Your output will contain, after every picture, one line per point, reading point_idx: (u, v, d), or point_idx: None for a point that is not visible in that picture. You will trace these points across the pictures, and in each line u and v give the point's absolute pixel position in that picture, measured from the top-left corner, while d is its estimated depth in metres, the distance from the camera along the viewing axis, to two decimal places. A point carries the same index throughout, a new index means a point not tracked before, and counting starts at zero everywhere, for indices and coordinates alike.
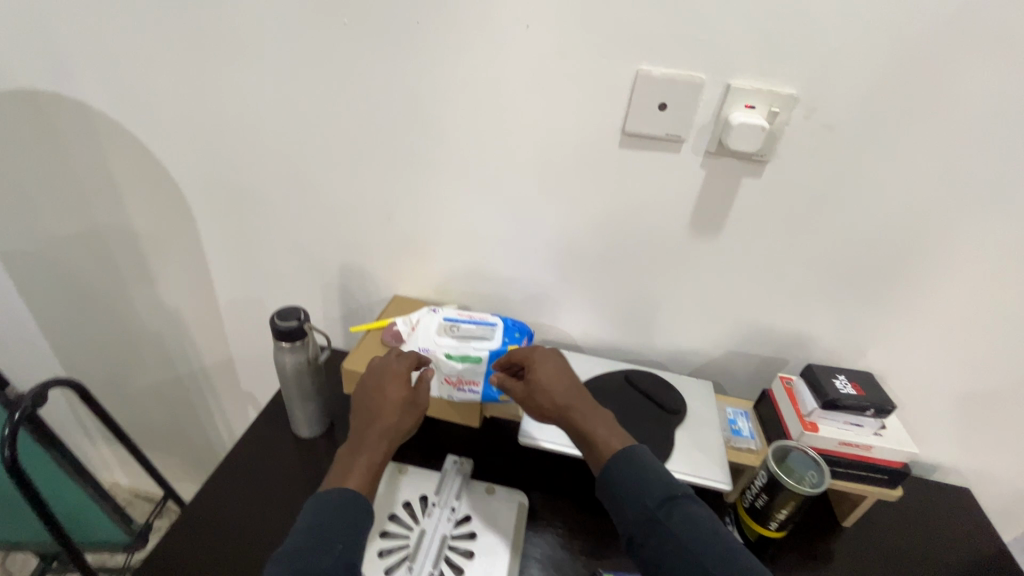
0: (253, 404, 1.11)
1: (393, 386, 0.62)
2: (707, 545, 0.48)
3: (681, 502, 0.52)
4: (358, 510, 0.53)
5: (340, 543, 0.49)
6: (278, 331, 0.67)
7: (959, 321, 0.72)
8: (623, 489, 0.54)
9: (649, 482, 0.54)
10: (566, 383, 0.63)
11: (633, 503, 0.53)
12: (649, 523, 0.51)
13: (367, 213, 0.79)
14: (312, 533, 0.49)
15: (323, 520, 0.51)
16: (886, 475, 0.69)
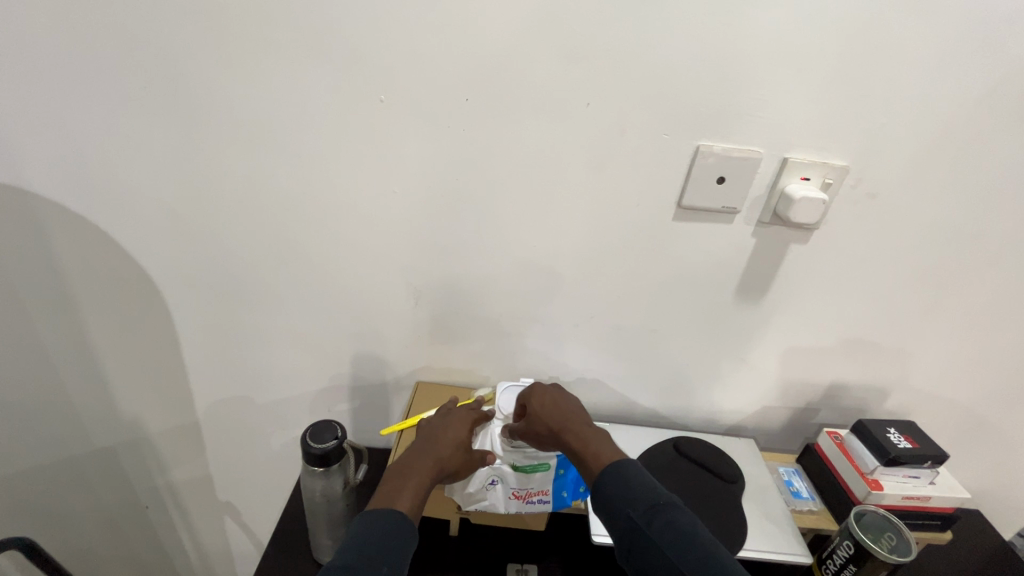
0: (232, 510, 0.98)
1: (455, 428, 0.62)
2: (686, 551, 0.46)
3: (664, 510, 0.49)
4: (405, 530, 0.48)
5: (386, 565, 0.44)
6: (313, 455, 0.56)
7: (975, 363, 0.78)
8: (609, 500, 0.52)
9: (628, 489, 0.52)
10: (561, 407, 0.64)
11: (618, 511, 0.51)
12: (631, 531, 0.49)
13: (395, 293, 0.74)
14: (356, 549, 0.44)
15: (370, 538, 0.46)
16: (940, 521, 0.71)
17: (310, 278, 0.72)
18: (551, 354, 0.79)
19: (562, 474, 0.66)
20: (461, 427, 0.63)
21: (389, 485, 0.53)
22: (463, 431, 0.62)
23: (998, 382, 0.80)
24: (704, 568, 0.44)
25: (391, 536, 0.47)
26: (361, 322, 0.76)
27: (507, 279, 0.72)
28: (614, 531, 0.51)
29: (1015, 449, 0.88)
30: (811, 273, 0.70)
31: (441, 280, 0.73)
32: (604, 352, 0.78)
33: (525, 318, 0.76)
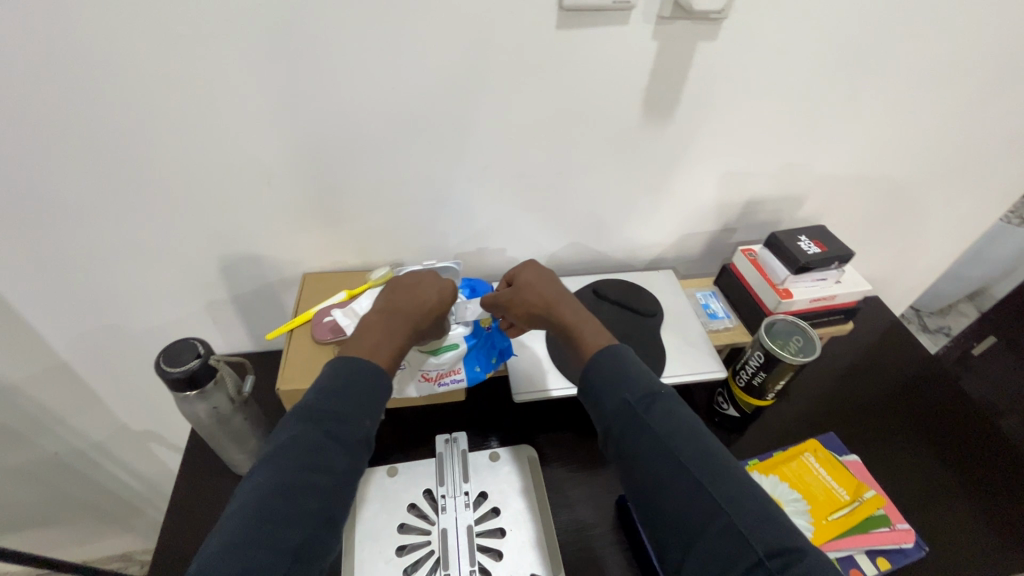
0: (153, 436, 0.93)
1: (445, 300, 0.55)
2: (686, 441, 0.43)
3: (664, 400, 0.46)
4: (383, 384, 0.45)
5: (368, 419, 0.43)
6: (174, 382, 0.48)
7: (881, 154, 0.76)
8: (601, 388, 0.48)
9: (625, 380, 0.48)
10: (550, 281, 0.58)
11: (611, 395, 0.47)
12: (627, 414, 0.46)
13: (244, 174, 0.60)
14: (339, 395, 0.42)
15: (355, 387, 0.43)
16: (843, 314, 0.73)
17: (126, 172, 0.57)
18: (450, 217, 0.70)
19: (472, 351, 0.61)
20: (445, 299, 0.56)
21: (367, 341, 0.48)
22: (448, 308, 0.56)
23: (904, 171, 0.80)
24: (705, 461, 0.42)
25: (376, 392, 0.44)
26: (217, 217, 0.63)
27: (378, 136, 0.60)
28: (601, 415, 0.48)
29: (907, 233, 0.92)
30: (720, 77, 0.61)
31: (297, 149, 0.59)
32: (508, 205, 0.70)
33: (411, 181, 0.65)
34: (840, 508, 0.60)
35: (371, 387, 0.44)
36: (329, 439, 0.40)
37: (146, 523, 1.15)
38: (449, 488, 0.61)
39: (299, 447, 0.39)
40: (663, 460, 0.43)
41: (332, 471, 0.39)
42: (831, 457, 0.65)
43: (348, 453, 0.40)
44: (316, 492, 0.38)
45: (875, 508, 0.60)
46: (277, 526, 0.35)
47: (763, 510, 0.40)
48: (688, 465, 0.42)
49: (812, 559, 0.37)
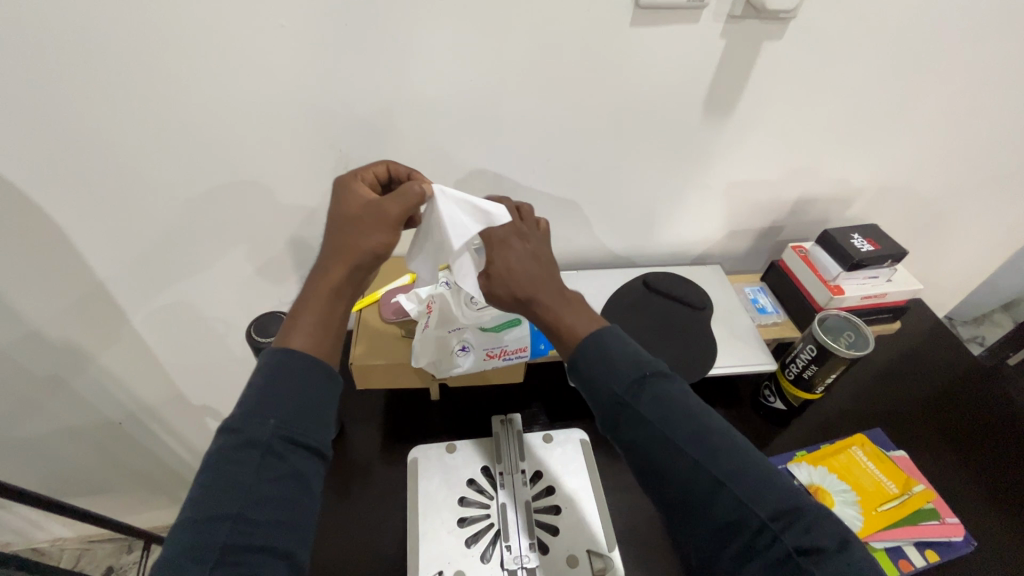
0: (210, 411, 0.97)
1: (377, 227, 0.47)
2: (677, 425, 0.41)
3: (656, 376, 0.43)
4: (297, 374, 0.42)
5: (273, 417, 0.40)
6: (263, 350, 0.52)
7: (936, 158, 0.77)
8: (591, 374, 0.43)
9: (613, 359, 0.43)
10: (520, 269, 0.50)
11: (605, 378, 0.43)
12: (615, 405, 0.42)
13: (321, 159, 0.64)
14: (243, 406, 0.40)
15: (254, 392, 0.40)
16: (892, 313, 0.74)
17: (215, 153, 0.61)
18: None
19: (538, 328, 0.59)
20: (376, 221, 0.47)
21: (291, 320, 0.45)
22: (392, 231, 0.47)
23: (957, 175, 0.80)
24: (701, 444, 0.40)
25: (293, 386, 0.41)
26: (292, 200, 0.67)
27: (449, 126, 0.63)
28: (590, 404, 0.44)
29: (956, 239, 0.92)
30: (783, 78, 0.63)
31: (372, 136, 0.62)
32: (565, 197, 0.73)
33: (474, 170, 0.68)
34: (889, 500, 0.61)
35: (276, 383, 0.41)
36: (229, 457, 0.38)
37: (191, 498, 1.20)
38: (505, 466, 0.64)
39: (204, 475, 0.38)
40: (661, 449, 0.40)
41: (240, 487, 0.37)
42: (879, 452, 0.66)
43: (253, 464, 0.38)
44: (222, 517, 0.36)
45: (924, 502, 0.61)
46: (185, 559, 0.34)
47: (762, 481, 0.39)
48: (683, 450, 0.40)
49: (811, 517, 0.38)
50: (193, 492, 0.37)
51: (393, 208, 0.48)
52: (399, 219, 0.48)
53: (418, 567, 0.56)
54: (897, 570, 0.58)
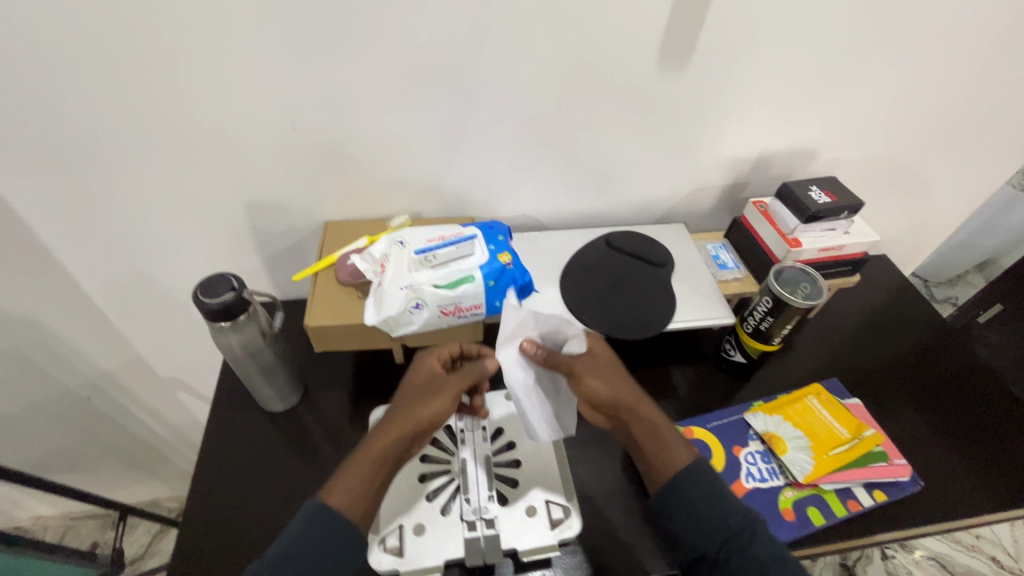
0: (182, 385, 0.97)
1: (436, 397, 0.53)
2: (767, 545, 0.48)
3: (763, 532, 0.48)
4: (343, 534, 0.46)
5: (310, 544, 0.45)
6: (210, 311, 0.51)
7: (897, 108, 0.76)
8: (696, 509, 0.50)
9: (716, 507, 0.50)
10: (603, 381, 0.55)
11: (706, 530, 0.49)
12: (715, 535, 0.49)
13: (269, 122, 0.62)
14: (295, 527, 0.46)
15: (307, 519, 0.46)
16: (850, 266, 0.75)
17: (159, 120, 0.59)
18: (467, 169, 0.72)
19: (491, 285, 0.57)
20: (439, 395, 0.53)
21: (341, 469, 0.49)
22: (447, 406, 0.53)
23: (919, 126, 0.80)
24: (777, 561, 0.47)
25: (332, 530, 0.46)
26: (244, 167, 0.65)
27: (400, 84, 0.61)
28: (679, 535, 0.50)
29: (921, 192, 0.93)
30: (737, 25, 0.61)
31: (320, 97, 0.60)
32: (524, 156, 0.72)
33: (429, 130, 0.66)
34: (840, 445, 0.63)
35: (323, 551, 0.45)
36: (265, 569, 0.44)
37: (172, 472, 1.21)
38: (467, 424, 0.64)
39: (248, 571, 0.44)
40: (746, 565, 0.47)
41: None
42: (834, 399, 0.68)
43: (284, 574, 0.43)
44: None
45: (873, 445, 0.63)
46: None
47: None
48: (764, 560, 0.46)
49: None
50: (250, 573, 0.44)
51: (448, 401, 0.53)
52: (456, 389, 0.54)
53: (380, 521, 0.57)
54: (845, 510, 0.60)
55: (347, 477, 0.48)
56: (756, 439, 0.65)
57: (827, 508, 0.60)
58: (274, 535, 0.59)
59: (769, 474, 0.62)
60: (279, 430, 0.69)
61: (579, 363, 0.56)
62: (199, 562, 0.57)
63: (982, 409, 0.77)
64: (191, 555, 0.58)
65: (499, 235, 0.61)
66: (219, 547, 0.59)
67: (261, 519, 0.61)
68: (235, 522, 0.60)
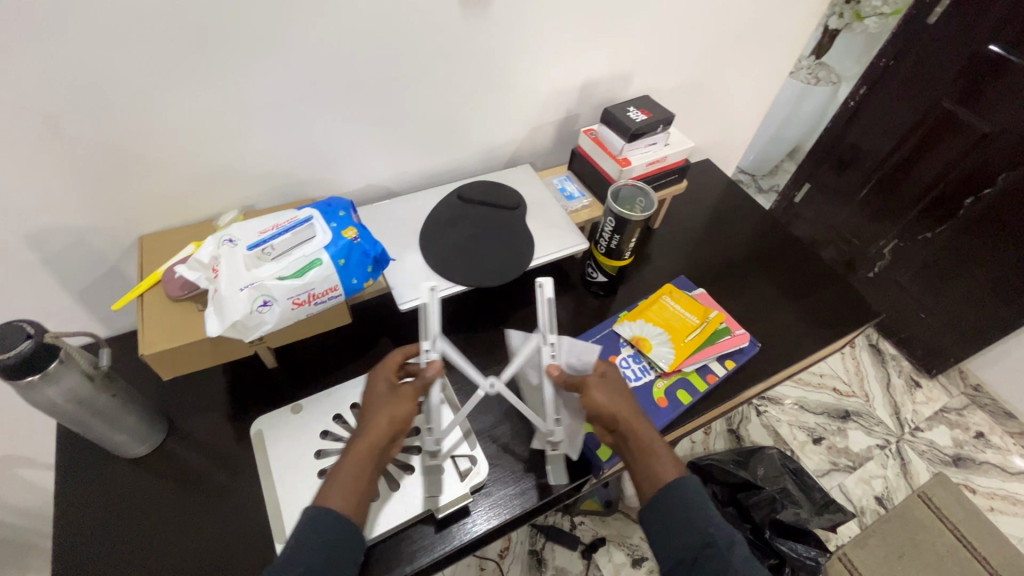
0: (19, 464, 0.82)
1: (399, 398, 0.54)
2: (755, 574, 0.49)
3: (743, 547, 0.50)
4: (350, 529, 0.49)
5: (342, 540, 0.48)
6: (5, 369, 0.44)
7: (686, 23, 0.84)
8: (687, 515, 0.52)
9: (699, 515, 0.52)
10: (608, 401, 0.56)
11: (690, 533, 0.51)
12: (706, 550, 0.50)
13: (24, 137, 0.51)
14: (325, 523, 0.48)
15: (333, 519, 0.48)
16: (677, 175, 0.82)
17: None
18: (293, 149, 0.67)
19: (344, 264, 0.55)
20: (400, 396, 0.55)
21: (331, 474, 0.51)
22: (403, 412, 0.54)
23: (706, 36, 0.89)
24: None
25: (331, 533, 0.47)
26: (9, 193, 0.54)
27: (183, 67, 0.53)
28: (670, 549, 0.51)
29: (721, 97, 1.04)
30: None
31: (83, 95, 0.51)
32: (352, 123, 0.68)
33: (234, 115, 0.60)
34: (693, 330, 0.71)
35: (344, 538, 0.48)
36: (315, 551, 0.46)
37: (45, 560, 1.04)
38: (540, 336, 0.58)
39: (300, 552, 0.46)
40: None
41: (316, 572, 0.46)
42: (684, 294, 0.77)
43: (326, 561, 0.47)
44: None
45: (718, 324, 0.73)
46: None
47: None
48: None
49: None
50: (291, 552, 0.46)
51: (407, 399, 0.54)
52: (413, 392, 0.55)
53: (285, 529, 0.56)
54: (705, 384, 0.69)
55: (334, 478, 0.50)
56: (627, 345, 0.72)
57: (692, 386, 0.69)
58: None
59: (642, 371, 0.69)
60: (152, 473, 0.62)
61: (590, 376, 0.57)
62: None
63: (795, 269, 0.92)
64: None
65: (340, 211, 0.58)
66: None
67: (155, 571, 0.55)
68: None
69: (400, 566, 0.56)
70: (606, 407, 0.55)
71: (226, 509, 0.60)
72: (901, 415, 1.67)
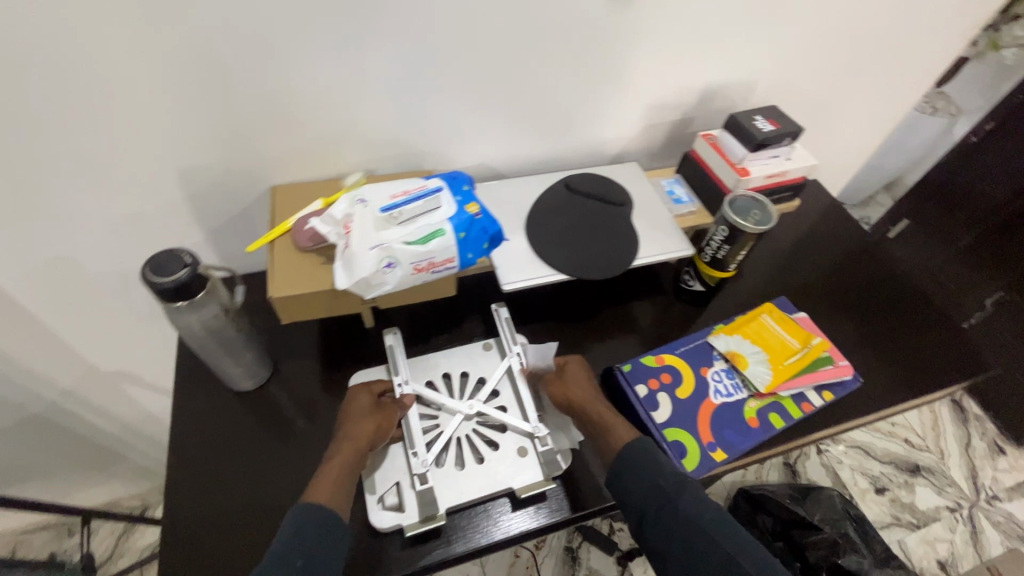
0: (130, 379, 0.90)
1: (376, 415, 0.59)
2: (703, 510, 0.51)
3: (692, 488, 0.53)
4: (336, 531, 0.49)
5: (336, 537, 0.49)
6: (163, 291, 0.47)
7: (825, 35, 0.80)
8: (633, 471, 0.54)
9: (650, 466, 0.54)
10: (566, 390, 0.63)
11: (644, 486, 0.53)
12: (660, 498, 0.52)
13: (195, 80, 0.55)
14: (309, 520, 0.49)
15: (316, 517, 0.49)
16: (791, 191, 0.79)
17: (67, 86, 0.51)
18: (419, 121, 0.69)
19: (465, 238, 0.56)
20: (382, 412, 0.59)
21: (318, 477, 0.53)
22: (383, 425, 0.58)
23: (843, 51, 0.84)
24: (720, 527, 0.50)
25: (318, 536, 0.48)
26: (173, 131, 0.58)
27: (342, 29, 0.56)
28: (630, 508, 0.54)
29: (844, 116, 0.99)
30: None
31: (252, 47, 0.54)
32: (479, 101, 0.69)
33: (375, 81, 0.62)
34: (793, 355, 0.69)
35: (330, 537, 0.49)
36: (311, 537, 0.48)
37: (130, 469, 1.14)
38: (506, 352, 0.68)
39: (302, 526, 0.48)
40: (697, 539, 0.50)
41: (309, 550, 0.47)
42: (784, 315, 0.74)
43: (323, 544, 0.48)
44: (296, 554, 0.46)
45: (820, 352, 0.70)
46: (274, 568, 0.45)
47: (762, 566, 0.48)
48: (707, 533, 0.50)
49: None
50: (289, 526, 0.48)
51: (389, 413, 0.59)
52: (393, 412, 0.60)
53: (376, 481, 0.58)
54: (800, 411, 0.66)
55: (320, 476, 0.53)
56: (720, 359, 0.70)
57: (786, 412, 0.66)
58: (269, 512, 0.59)
59: (734, 388, 0.67)
60: (255, 408, 0.66)
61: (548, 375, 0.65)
62: (193, 553, 0.56)
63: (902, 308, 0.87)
64: (183, 547, 0.56)
65: (464, 186, 0.59)
66: (208, 534, 0.57)
67: (251, 499, 0.59)
68: (224, 507, 0.59)
69: (477, 538, 0.58)
70: (562, 396, 0.62)
71: (318, 453, 0.63)
72: (978, 480, 1.54)
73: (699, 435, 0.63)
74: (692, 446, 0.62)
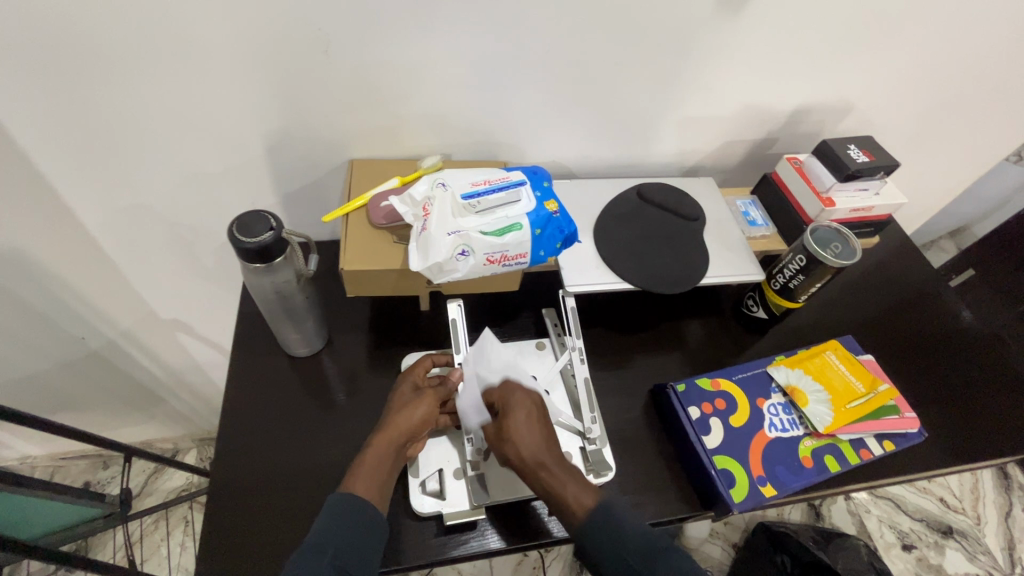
0: (184, 329, 0.93)
1: (422, 400, 0.56)
2: None
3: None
4: (373, 525, 0.49)
5: (372, 533, 0.49)
6: (246, 251, 0.48)
7: (933, 69, 0.76)
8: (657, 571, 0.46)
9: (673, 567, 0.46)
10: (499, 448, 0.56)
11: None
12: None
13: (299, 47, 0.56)
14: (346, 509, 0.48)
15: (354, 509, 0.48)
16: (873, 228, 0.76)
17: (179, 40, 0.52)
18: (503, 111, 0.68)
19: (541, 235, 0.55)
20: (428, 398, 0.57)
21: (358, 461, 0.52)
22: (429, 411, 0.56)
23: (948, 88, 0.80)
24: None
25: (353, 527, 0.48)
26: (269, 94, 0.59)
27: (447, 13, 0.56)
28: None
29: (933, 155, 0.94)
30: None
31: (358, 21, 0.55)
32: (565, 99, 0.68)
33: (469, 67, 0.62)
34: (857, 399, 0.66)
35: (365, 531, 0.48)
36: (348, 528, 0.47)
37: (169, 414, 1.19)
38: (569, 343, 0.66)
39: (341, 514, 0.48)
40: None
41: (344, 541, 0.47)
42: (849, 355, 0.71)
43: (359, 538, 0.48)
44: (328, 547, 0.46)
45: (887, 400, 0.67)
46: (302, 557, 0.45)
47: None
48: None
49: None
50: (328, 512, 0.48)
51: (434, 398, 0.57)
52: (436, 395, 0.57)
53: (420, 466, 0.58)
54: (858, 458, 0.64)
55: (361, 462, 0.52)
56: (778, 392, 0.67)
57: (843, 456, 0.63)
58: (311, 479, 0.59)
59: (790, 424, 0.65)
60: (307, 375, 0.67)
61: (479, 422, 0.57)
62: (236, 507, 0.57)
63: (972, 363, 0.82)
64: (227, 500, 0.57)
65: (545, 183, 0.59)
66: (250, 491, 0.58)
67: (295, 462, 0.60)
68: (268, 466, 0.60)
69: (513, 535, 0.57)
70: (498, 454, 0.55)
71: (363, 427, 0.64)
72: (1014, 553, 1.46)
73: (750, 467, 0.61)
74: (742, 477, 0.60)
